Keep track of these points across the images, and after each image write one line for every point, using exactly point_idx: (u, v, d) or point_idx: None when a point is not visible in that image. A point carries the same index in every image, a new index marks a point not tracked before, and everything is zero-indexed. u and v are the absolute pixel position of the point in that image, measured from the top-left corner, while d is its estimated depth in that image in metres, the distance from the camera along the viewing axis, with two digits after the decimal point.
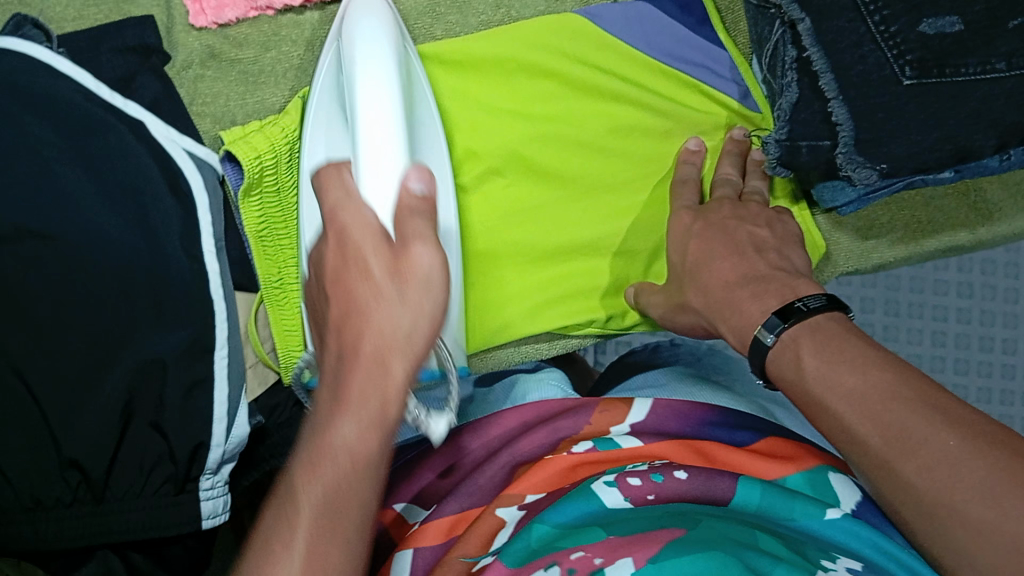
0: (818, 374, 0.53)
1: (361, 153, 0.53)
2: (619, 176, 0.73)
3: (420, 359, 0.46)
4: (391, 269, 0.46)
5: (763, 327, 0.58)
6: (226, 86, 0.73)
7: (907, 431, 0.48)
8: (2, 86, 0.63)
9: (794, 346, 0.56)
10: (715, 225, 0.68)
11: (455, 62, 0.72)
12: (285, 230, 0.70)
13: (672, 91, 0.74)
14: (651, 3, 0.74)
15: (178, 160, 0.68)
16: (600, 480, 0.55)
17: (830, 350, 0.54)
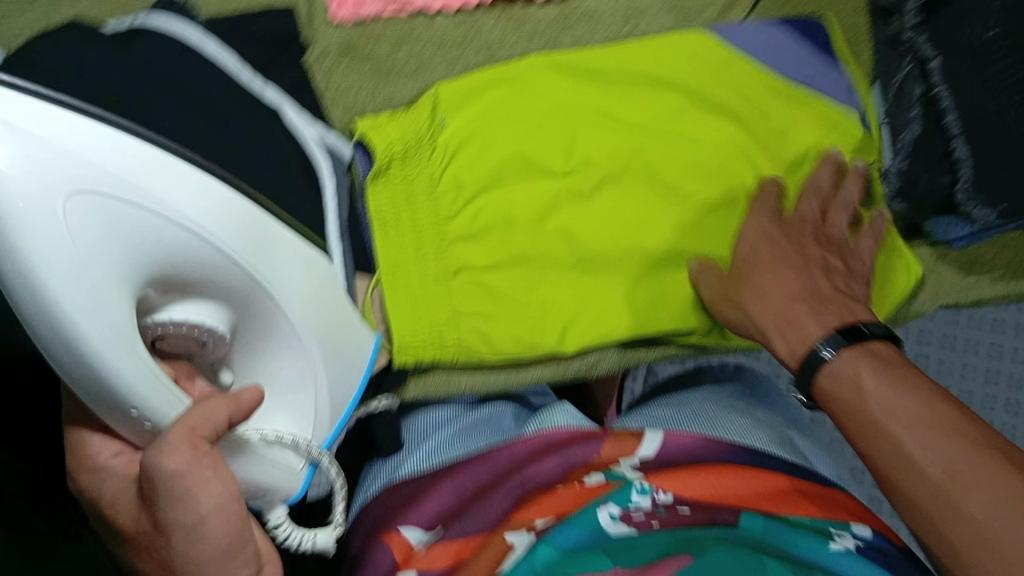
0: (879, 396, 0.55)
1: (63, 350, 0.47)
2: (728, 193, 0.73)
3: (209, 532, 0.51)
4: (154, 506, 0.52)
5: (824, 341, 0.60)
6: (359, 79, 0.75)
7: (968, 477, 0.49)
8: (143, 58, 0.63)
9: (854, 365, 0.58)
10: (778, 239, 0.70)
11: (582, 71, 0.75)
12: (409, 220, 0.73)
13: (792, 110, 0.73)
14: (779, 25, 0.76)
15: (310, 145, 0.69)
16: (606, 512, 0.58)
17: (890, 378, 0.56)
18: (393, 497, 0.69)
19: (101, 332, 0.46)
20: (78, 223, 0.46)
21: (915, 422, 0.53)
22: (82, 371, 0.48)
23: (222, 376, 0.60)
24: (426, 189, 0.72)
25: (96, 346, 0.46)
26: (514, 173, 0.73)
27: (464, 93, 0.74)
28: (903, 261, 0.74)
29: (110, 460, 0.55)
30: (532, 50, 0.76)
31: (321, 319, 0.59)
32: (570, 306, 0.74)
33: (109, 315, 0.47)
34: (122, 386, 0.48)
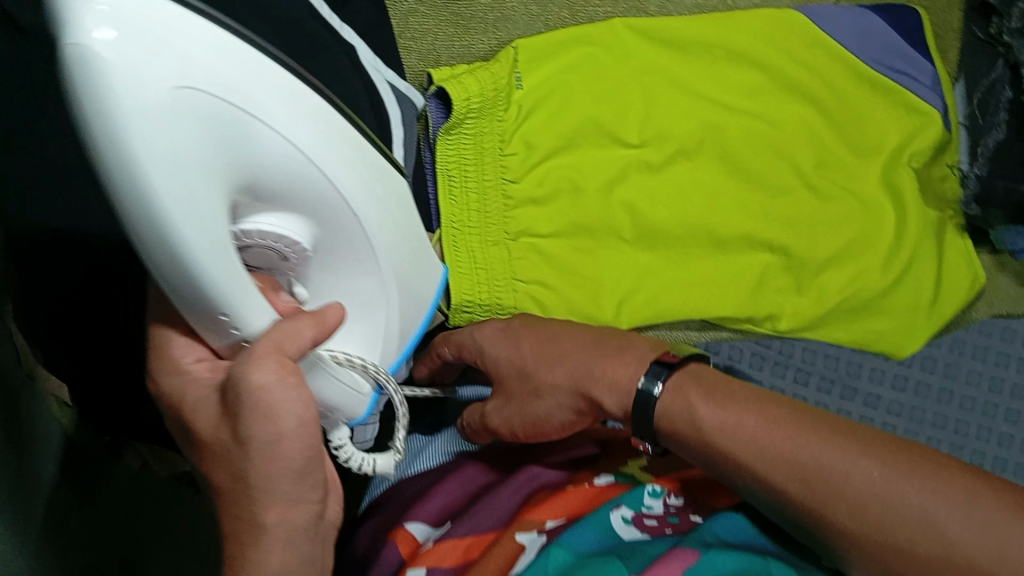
0: (716, 427, 0.51)
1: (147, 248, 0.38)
2: (805, 172, 0.72)
3: (290, 451, 0.45)
4: (234, 416, 0.44)
5: (642, 376, 0.54)
6: (437, 25, 0.73)
7: (818, 469, 0.48)
8: None
9: (684, 395, 0.53)
10: (517, 336, 0.61)
11: (666, 41, 0.73)
12: (475, 177, 0.71)
13: (872, 101, 0.73)
14: (877, 11, 0.74)
15: (381, 91, 0.68)
16: (618, 513, 0.57)
17: (722, 403, 0.52)
18: (401, 500, 0.68)
19: (205, 246, 0.38)
20: (180, 122, 0.37)
21: (764, 439, 0.50)
22: (174, 283, 0.39)
23: (296, 289, 0.51)
24: (496, 147, 0.71)
25: (199, 264, 0.38)
26: (586, 138, 0.72)
27: (542, 52, 0.72)
28: (940, 275, 0.74)
29: (195, 365, 0.48)
30: (616, 14, 0.74)
31: (397, 237, 0.52)
32: (630, 279, 0.73)
33: (212, 228, 0.39)
34: (212, 299, 0.41)
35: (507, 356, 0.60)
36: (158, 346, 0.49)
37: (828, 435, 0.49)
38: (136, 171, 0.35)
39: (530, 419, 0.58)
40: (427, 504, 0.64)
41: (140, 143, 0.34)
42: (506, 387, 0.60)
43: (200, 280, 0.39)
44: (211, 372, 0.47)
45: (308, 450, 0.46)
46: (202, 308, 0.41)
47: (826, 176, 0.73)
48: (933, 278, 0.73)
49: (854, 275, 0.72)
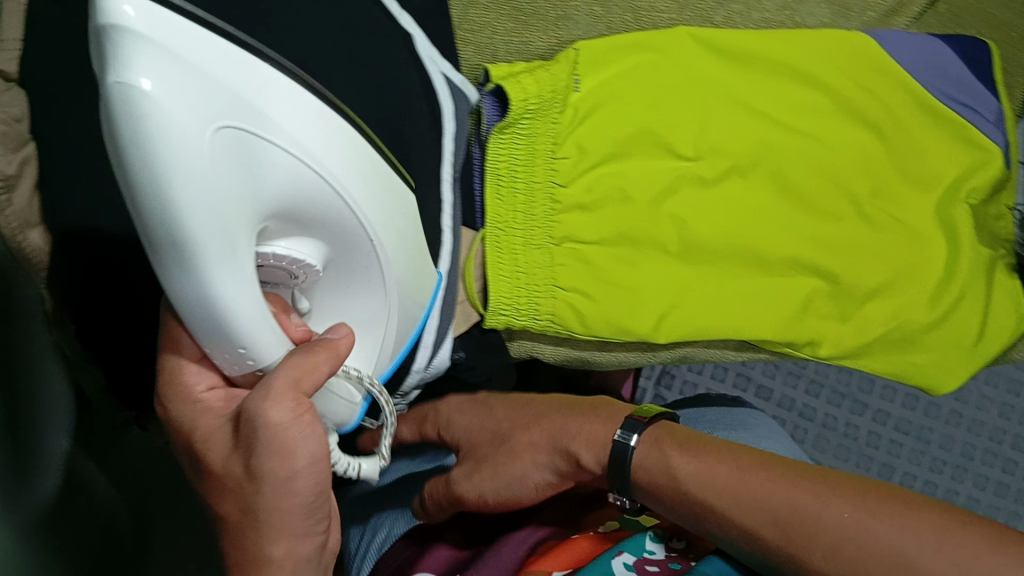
0: (691, 474, 0.53)
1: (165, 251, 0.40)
2: (858, 198, 0.71)
3: (301, 489, 0.47)
4: (248, 449, 0.47)
5: (621, 431, 0.57)
6: (498, 19, 0.73)
7: (795, 512, 0.48)
8: None
9: (659, 451, 0.55)
10: (531, 430, 0.61)
11: (730, 54, 0.71)
12: (524, 178, 0.70)
13: (934, 132, 0.71)
14: (946, 41, 0.72)
15: (436, 83, 0.65)
16: (620, 560, 0.56)
17: (696, 453, 0.54)
18: (402, 552, 0.67)
19: (209, 252, 0.40)
20: (243, 159, 0.43)
21: (740, 481, 0.51)
22: (173, 277, 0.41)
23: (300, 305, 0.53)
24: (546, 148, 0.70)
25: (204, 265, 0.40)
26: (640, 148, 0.70)
27: (604, 55, 0.71)
28: (982, 312, 0.73)
29: (206, 393, 0.50)
30: (681, 22, 0.72)
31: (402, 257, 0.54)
32: (670, 294, 0.71)
33: (221, 238, 0.41)
34: (214, 308, 0.42)
35: (520, 435, 0.61)
36: (167, 369, 0.50)
37: (809, 483, 0.49)
38: (155, 176, 0.38)
39: (506, 482, 0.60)
40: (434, 564, 0.64)
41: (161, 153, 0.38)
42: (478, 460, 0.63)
43: (207, 286, 0.41)
44: (224, 401, 0.50)
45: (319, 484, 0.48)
46: (215, 321, 0.43)
47: (880, 205, 0.71)
48: (975, 318, 0.73)
49: (898, 308, 0.72)
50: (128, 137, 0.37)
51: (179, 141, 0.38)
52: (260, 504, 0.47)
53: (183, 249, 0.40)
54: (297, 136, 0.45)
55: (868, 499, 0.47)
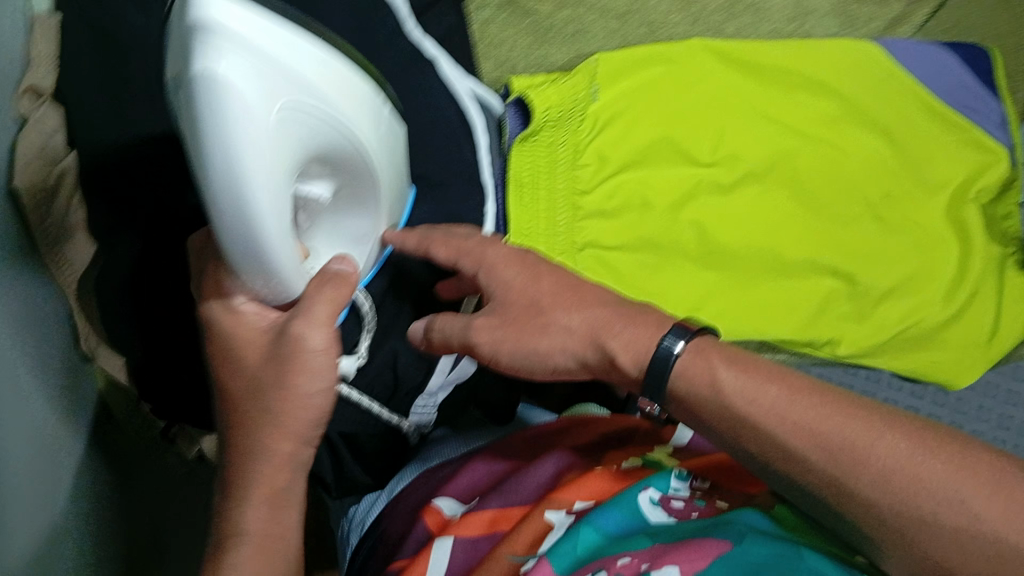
0: (739, 391, 0.44)
1: (229, 238, 0.40)
2: (873, 195, 0.73)
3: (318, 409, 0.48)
4: (275, 362, 0.47)
5: (665, 335, 0.46)
6: (517, 35, 0.76)
7: (848, 439, 0.42)
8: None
9: (707, 360, 0.45)
10: (537, 269, 0.51)
11: (742, 64, 0.74)
12: (546, 185, 0.70)
13: (941, 134, 0.74)
14: (949, 50, 0.75)
15: (465, 102, 0.67)
16: (646, 495, 0.50)
17: (747, 366, 0.45)
18: (431, 479, 0.64)
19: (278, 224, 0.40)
20: (296, 134, 0.41)
21: (788, 405, 0.43)
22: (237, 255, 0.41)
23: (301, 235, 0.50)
24: (570, 157, 0.71)
25: (270, 236, 0.40)
26: (659, 156, 0.72)
27: (621, 67, 0.74)
28: (997, 308, 0.75)
29: (246, 306, 0.47)
30: (693, 34, 0.76)
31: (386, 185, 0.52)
32: (693, 298, 0.72)
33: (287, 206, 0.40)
34: (271, 268, 0.42)
35: (521, 285, 0.50)
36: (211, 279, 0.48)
37: (852, 407, 0.43)
38: (255, 190, 0.38)
39: (526, 353, 0.49)
40: (460, 480, 0.61)
41: (256, 167, 0.38)
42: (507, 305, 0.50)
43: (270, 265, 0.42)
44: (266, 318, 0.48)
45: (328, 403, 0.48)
46: (270, 284, 0.44)
47: (895, 208, 0.73)
48: (990, 313, 0.75)
49: (916, 307, 0.73)
50: (221, 153, 0.37)
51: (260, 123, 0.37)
52: (275, 411, 0.47)
53: (249, 226, 0.39)
54: (327, 100, 0.43)
55: (918, 427, 0.42)
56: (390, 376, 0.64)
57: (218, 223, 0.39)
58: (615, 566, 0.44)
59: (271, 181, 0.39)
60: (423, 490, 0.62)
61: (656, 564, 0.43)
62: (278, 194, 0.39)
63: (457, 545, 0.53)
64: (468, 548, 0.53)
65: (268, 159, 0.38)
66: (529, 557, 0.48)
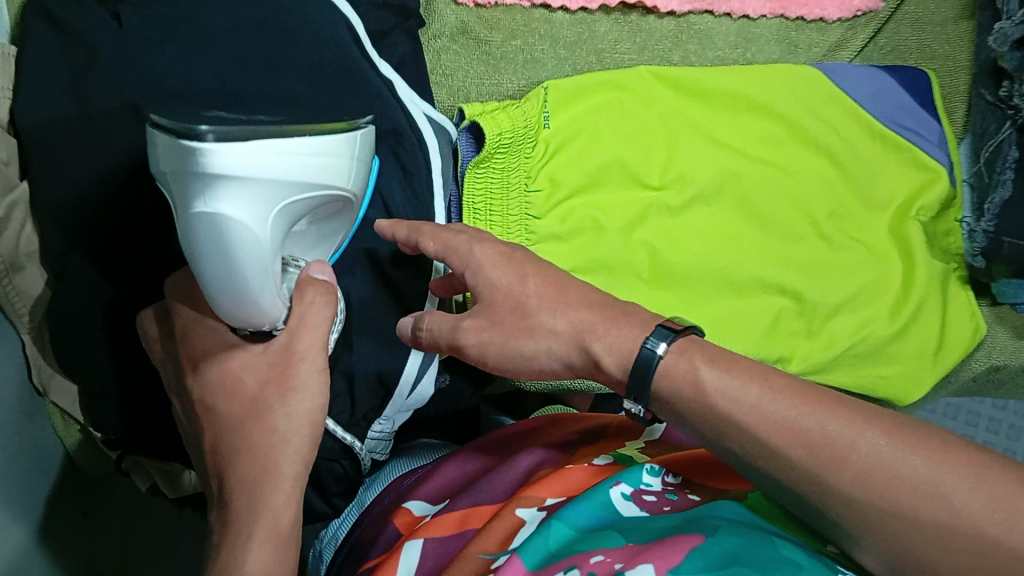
0: (721, 389, 0.45)
1: (232, 313, 0.47)
2: (822, 208, 0.75)
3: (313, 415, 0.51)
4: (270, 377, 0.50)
5: (647, 338, 0.47)
6: (468, 63, 0.77)
7: (827, 436, 0.42)
8: (276, 29, 0.65)
9: (689, 360, 0.47)
10: (523, 268, 0.53)
11: (691, 90, 0.76)
12: (500, 210, 0.71)
13: (883, 156, 0.76)
14: (894, 76, 0.78)
15: (419, 123, 0.69)
16: (618, 489, 0.51)
17: (729, 366, 0.46)
18: (399, 487, 0.65)
19: (261, 278, 0.45)
20: (278, 215, 0.46)
21: (770, 404, 0.44)
22: (237, 321, 0.48)
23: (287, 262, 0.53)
24: (523, 182, 0.72)
25: (261, 306, 0.47)
26: (611, 179, 0.74)
27: (571, 94, 0.75)
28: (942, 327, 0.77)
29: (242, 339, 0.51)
30: (641, 62, 0.78)
31: (348, 195, 0.56)
32: (658, 306, 0.72)
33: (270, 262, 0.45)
34: (266, 323, 0.49)
35: (507, 286, 0.52)
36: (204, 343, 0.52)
37: (833, 403, 0.44)
38: (245, 287, 0.45)
39: (511, 355, 0.52)
40: (429, 487, 0.62)
41: (247, 273, 0.44)
42: (493, 306, 0.53)
43: (265, 322, 0.49)
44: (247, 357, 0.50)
45: (312, 414, 0.51)
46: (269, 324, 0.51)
47: (840, 227, 0.75)
48: (935, 329, 0.76)
49: (863, 322, 0.74)
50: (220, 268, 0.44)
51: (244, 197, 0.43)
52: (263, 429, 0.49)
53: (232, 281, 0.44)
54: (310, 174, 0.47)
55: (898, 423, 0.43)
56: (346, 400, 0.65)
57: (217, 302, 0.46)
58: (589, 564, 0.43)
59: (263, 273, 0.45)
60: (388, 498, 0.64)
61: (631, 563, 0.42)
62: (270, 277, 0.46)
63: (427, 547, 0.53)
64: (438, 548, 0.53)
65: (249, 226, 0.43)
66: (500, 554, 0.48)
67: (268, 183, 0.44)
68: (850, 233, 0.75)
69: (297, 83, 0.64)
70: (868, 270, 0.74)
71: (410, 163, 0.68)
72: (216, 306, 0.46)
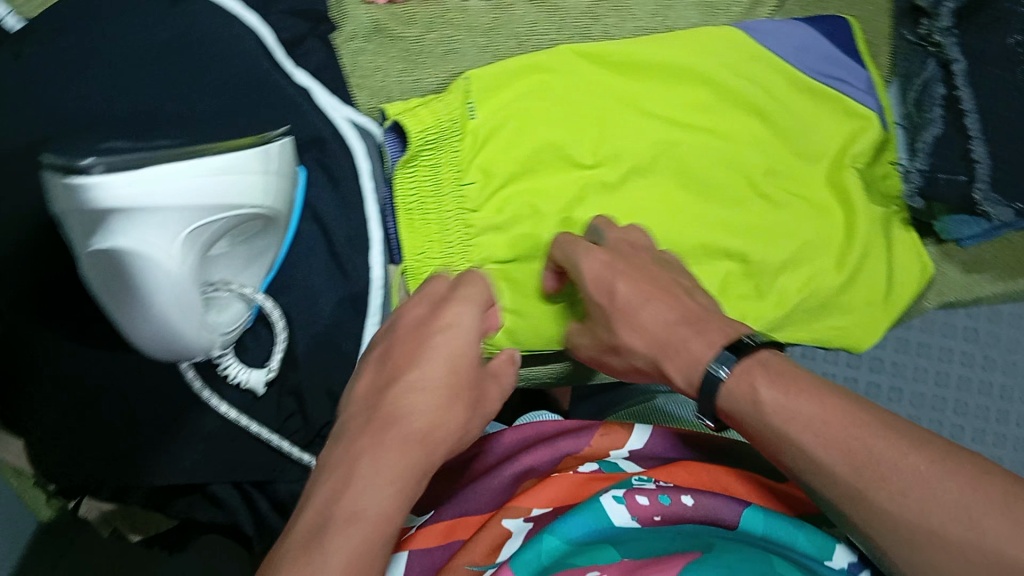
0: (776, 406, 0.45)
1: (152, 337, 0.46)
2: (758, 167, 0.74)
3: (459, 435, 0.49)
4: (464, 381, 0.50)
5: (713, 360, 0.48)
6: (387, 61, 0.75)
7: (862, 449, 0.42)
8: (185, 51, 0.64)
9: (749, 379, 0.47)
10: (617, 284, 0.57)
11: (616, 63, 0.75)
12: (435, 208, 0.71)
13: (814, 109, 0.76)
14: (815, 27, 0.77)
15: (343, 129, 0.68)
16: (609, 495, 0.50)
17: (790, 384, 0.45)
18: None
19: (177, 306, 0.45)
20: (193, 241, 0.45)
21: (826, 424, 0.43)
22: (160, 345, 0.48)
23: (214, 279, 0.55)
24: (454, 177, 0.71)
25: (180, 329, 0.46)
26: (545, 163, 0.72)
27: (495, 82, 0.73)
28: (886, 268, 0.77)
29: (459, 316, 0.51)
30: (562, 40, 0.77)
31: (270, 210, 0.55)
32: None
33: (188, 289, 0.45)
34: (190, 346, 0.48)
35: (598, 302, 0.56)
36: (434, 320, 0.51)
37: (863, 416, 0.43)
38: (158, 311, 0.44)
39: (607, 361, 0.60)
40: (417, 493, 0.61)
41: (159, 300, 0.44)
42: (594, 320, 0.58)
43: (191, 344, 0.48)
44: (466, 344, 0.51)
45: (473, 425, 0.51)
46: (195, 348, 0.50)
47: (778, 184, 0.74)
48: (880, 277, 0.76)
49: (810, 276, 0.74)
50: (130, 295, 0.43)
51: (145, 227, 0.42)
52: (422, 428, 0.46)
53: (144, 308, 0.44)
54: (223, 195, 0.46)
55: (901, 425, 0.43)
56: (299, 418, 0.65)
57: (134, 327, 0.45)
58: None
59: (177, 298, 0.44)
60: None
61: None
62: (186, 302, 0.45)
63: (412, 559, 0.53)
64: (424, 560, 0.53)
65: (156, 254, 0.42)
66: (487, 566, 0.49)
67: (173, 209, 0.43)
68: (789, 188, 0.75)
69: (216, 103, 0.63)
70: (808, 224, 0.74)
71: (337, 171, 0.67)
72: (135, 332, 0.46)
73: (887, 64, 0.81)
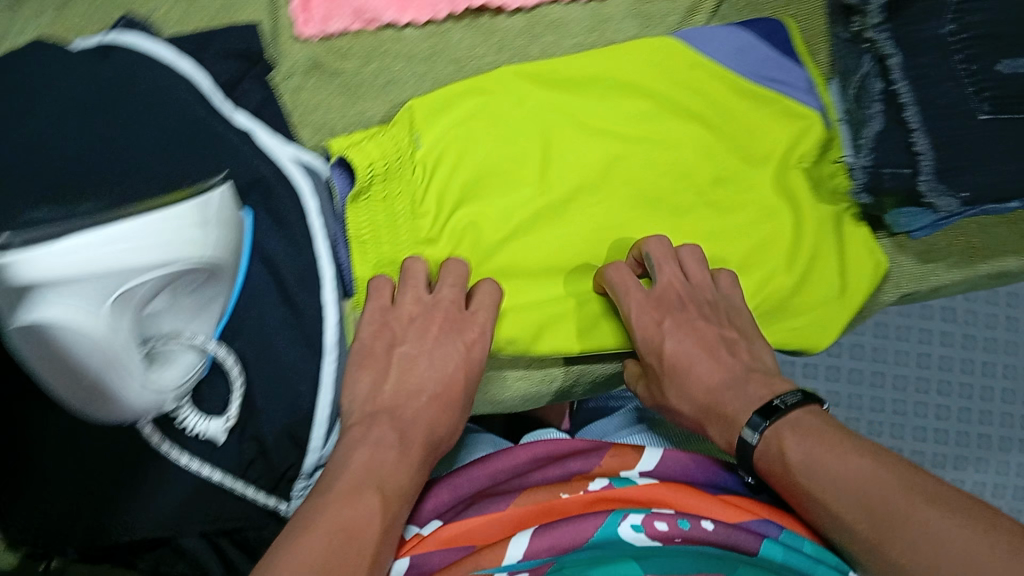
0: (803, 460, 0.55)
1: (94, 402, 0.50)
2: (705, 175, 0.75)
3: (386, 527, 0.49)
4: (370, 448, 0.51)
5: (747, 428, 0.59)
6: (327, 96, 0.75)
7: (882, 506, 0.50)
8: (119, 103, 0.63)
9: (777, 438, 0.57)
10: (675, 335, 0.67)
11: (556, 81, 0.75)
12: (390, 239, 0.69)
13: (755, 113, 0.76)
14: (752, 31, 0.78)
15: (288, 168, 0.67)
16: (629, 522, 0.56)
17: (813, 439, 0.55)
18: None
19: (108, 372, 0.48)
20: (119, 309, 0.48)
21: (838, 470, 0.53)
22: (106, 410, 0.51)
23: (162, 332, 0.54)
24: (409, 209, 0.70)
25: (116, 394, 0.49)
26: (493, 187, 0.72)
27: (437, 107, 0.72)
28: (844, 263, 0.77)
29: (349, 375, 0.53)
30: (502, 62, 0.77)
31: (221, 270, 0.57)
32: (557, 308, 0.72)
33: (116, 355, 0.48)
34: (135, 409, 0.51)
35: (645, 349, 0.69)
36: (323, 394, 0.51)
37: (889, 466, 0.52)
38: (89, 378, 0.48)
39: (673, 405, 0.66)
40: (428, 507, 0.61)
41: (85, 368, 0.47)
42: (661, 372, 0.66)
43: (136, 408, 0.52)
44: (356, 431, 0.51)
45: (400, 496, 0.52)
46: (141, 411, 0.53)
47: (726, 191, 0.75)
48: (833, 276, 0.76)
49: (764, 279, 0.74)
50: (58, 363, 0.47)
51: (62, 300, 0.46)
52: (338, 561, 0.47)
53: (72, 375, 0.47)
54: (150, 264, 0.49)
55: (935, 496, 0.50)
56: (262, 464, 0.65)
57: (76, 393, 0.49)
58: None
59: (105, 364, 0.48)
60: None
61: None
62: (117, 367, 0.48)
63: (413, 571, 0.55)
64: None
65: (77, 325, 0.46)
66: None
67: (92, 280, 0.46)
68: (738, 193, 0.75)
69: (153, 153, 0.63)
70: (760, 227, 0.75)
71: (282, 212, 0.67)
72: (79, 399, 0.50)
73: (826, 63, 0.82)
